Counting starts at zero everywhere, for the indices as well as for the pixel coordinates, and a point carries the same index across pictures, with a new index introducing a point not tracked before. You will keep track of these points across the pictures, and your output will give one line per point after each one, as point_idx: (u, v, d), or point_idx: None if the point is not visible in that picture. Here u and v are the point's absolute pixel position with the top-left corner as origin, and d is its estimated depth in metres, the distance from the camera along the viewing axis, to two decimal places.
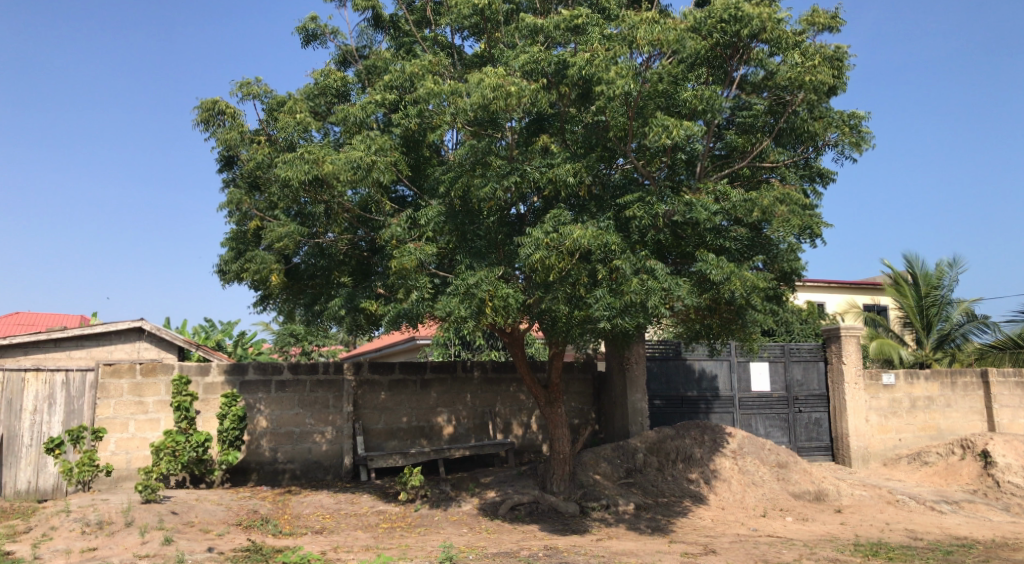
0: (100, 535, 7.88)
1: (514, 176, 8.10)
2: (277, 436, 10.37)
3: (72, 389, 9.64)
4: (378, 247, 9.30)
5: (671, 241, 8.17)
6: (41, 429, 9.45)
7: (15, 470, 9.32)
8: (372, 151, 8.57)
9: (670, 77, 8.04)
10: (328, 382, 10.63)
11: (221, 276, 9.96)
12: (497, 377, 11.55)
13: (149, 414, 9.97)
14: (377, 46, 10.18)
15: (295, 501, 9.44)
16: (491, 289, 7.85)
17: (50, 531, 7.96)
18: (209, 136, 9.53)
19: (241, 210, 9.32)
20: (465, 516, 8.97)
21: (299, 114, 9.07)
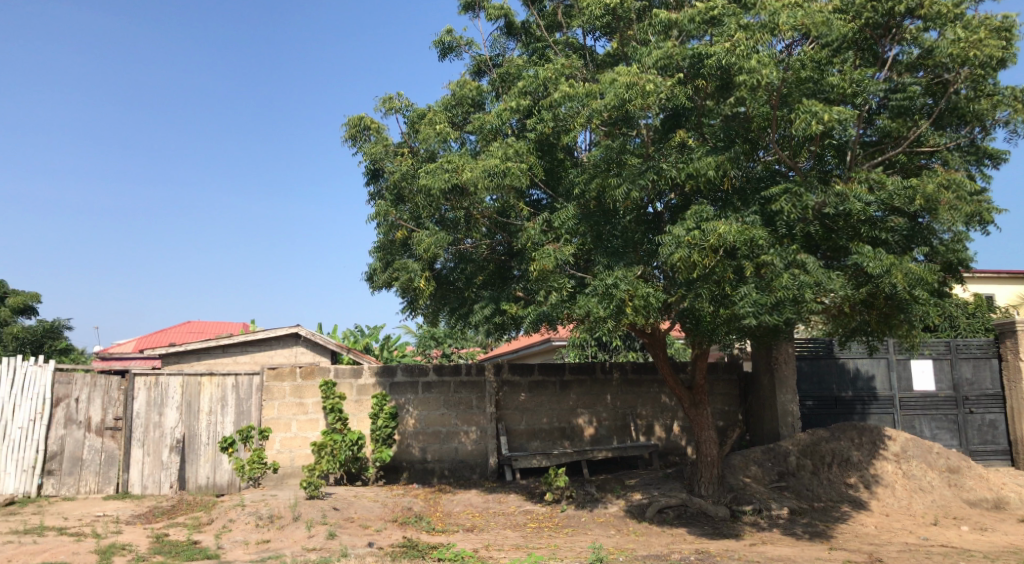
0: (272, 528, 8.47)
1: (650, 173, 7.99)
2: (425, 435, 10.75)
3: (241, 391, 10.41)
4: (516, 251, 9.40)
5: (821, 234, 7.80)
6: (216, 429, 10.25)
7: (196, 467, 10.14)
8: (508, 157, 8.67)
9: (814, 62, 7.66)
10: (471, 383, 10.90)
11: (370, 284, 10.44)
12: (638, 378, 11.46)
13: (309, 415, 10.51)
14: (510, 53, 10.31)
15: (446, 499, 9.77)
16: (631, 289, 7.82)
17: (229, 523, 8.64)
18: (356, 151, 10.02)
19: (387, 220, 9.63)
20: (612, 517, 8.95)
21: (438, 125, 9.34)
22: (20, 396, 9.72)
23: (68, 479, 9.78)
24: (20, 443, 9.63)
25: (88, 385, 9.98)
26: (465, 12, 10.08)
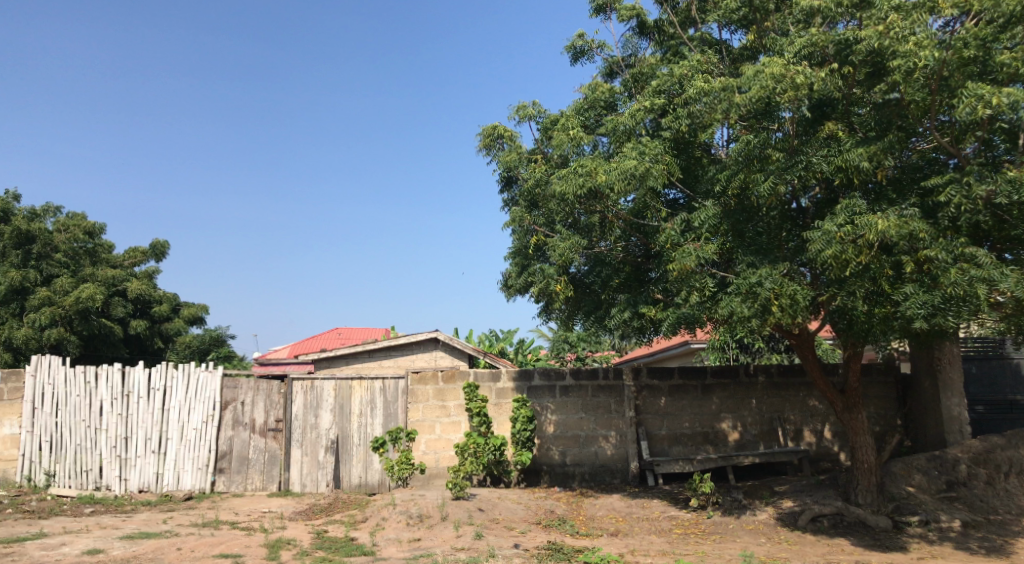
0: (422, 527, 8.78)
1: (798, 167, 7.70)
2: (564, 439, 10.74)
3: (388, 395, 10.81)
4: (653, 252, 9.19)
5: (992, 224, 7.18)
6: (366, 431, 10.75)
7: (349, 467, 10.69)
8: (644, 157, 8.52)
9: (978, 40, 7.09)
10: (609, 387, 10.83)
11: (505, 291, 10.47)
12: (785, 382, 11.03)
13: (452, 417, 10.78)
14: (643, 53, 10.19)
15: (588, 503, 9.76)
16: (777, 287, 7.57)
17: (382, 521, 9.02)
18: (490, 160, 10.21)
19: (523, 227, 9.74)
20: (762, 525, 8.64)
21: (571, 130, 9.31)
22: (195, 399, 10.55)
23: (237, 477, 10.54)
24: (196, 442, 10.46)
25: (252, 389, 10.75)
26: (596, 15, 10.08)
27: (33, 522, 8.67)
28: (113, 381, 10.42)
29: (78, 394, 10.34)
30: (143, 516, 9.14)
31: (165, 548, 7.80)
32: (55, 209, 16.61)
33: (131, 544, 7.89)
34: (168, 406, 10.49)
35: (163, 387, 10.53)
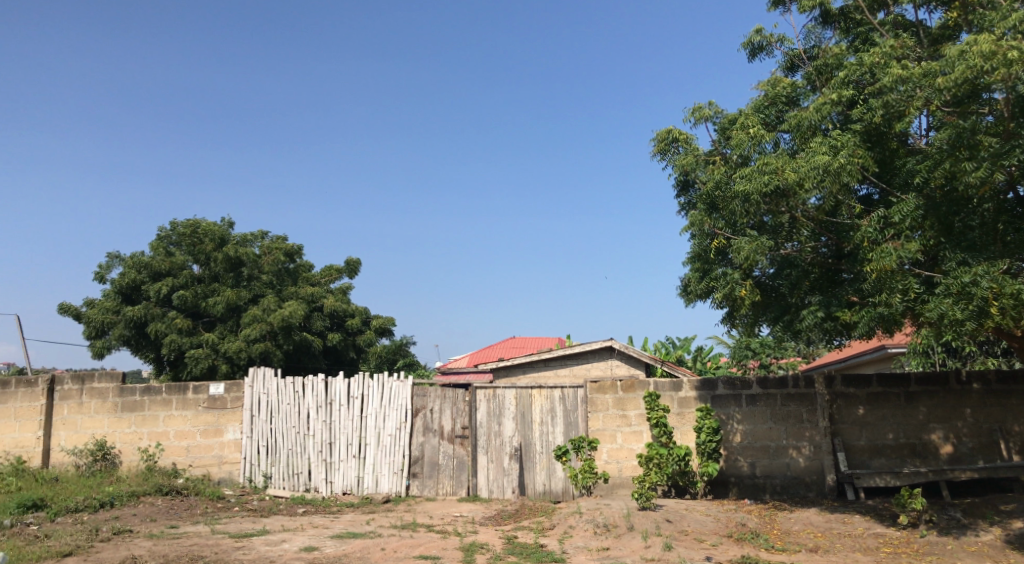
0: (610, 536, 8.74)
1: (1015, 152, 6.95)
2: (753, 450, 10.33)
3: (568, 403, 10.91)
4: (846, 251, 8.69)
5: None
6: (548, 438, 10.92)
7: (533, 474, 10.91)
8: (836, 152, 8.08)
9: None
10: (800, 396, 10.31)
11: (684, 296, 10.11)
12: (1005, 389, 10.07)
13: (633, 427, 10.66)
14: (827, 43, 9.65)
15: (783, 517, 9.33)
16: (997, 286, 6.89)
17: (570, 529, 9.10)
18: (665, 164, 10.04)
19: (703, 230, 9.49)
20: (986, 547, 7.86)
21: (752, 128, 9.00)
22: (389, 407, 11.20)
23: (429, 481, 11.05)
24: (391, 448, 11.09)
25: (440, 397, 11.23)
26: (775, 8, 9.68)
27: (256, 519, 9.57)
28: (317, 390, 11.29)
29: (288, 402, 11.29)
30: (349, 517, 9.82)
31: (371, 548, 8.33)
32: (261, 233, 18.30)
33: (342, 543, 8.50)
34: (365, 413, 11.20)
35: (360, 395, 11.26)
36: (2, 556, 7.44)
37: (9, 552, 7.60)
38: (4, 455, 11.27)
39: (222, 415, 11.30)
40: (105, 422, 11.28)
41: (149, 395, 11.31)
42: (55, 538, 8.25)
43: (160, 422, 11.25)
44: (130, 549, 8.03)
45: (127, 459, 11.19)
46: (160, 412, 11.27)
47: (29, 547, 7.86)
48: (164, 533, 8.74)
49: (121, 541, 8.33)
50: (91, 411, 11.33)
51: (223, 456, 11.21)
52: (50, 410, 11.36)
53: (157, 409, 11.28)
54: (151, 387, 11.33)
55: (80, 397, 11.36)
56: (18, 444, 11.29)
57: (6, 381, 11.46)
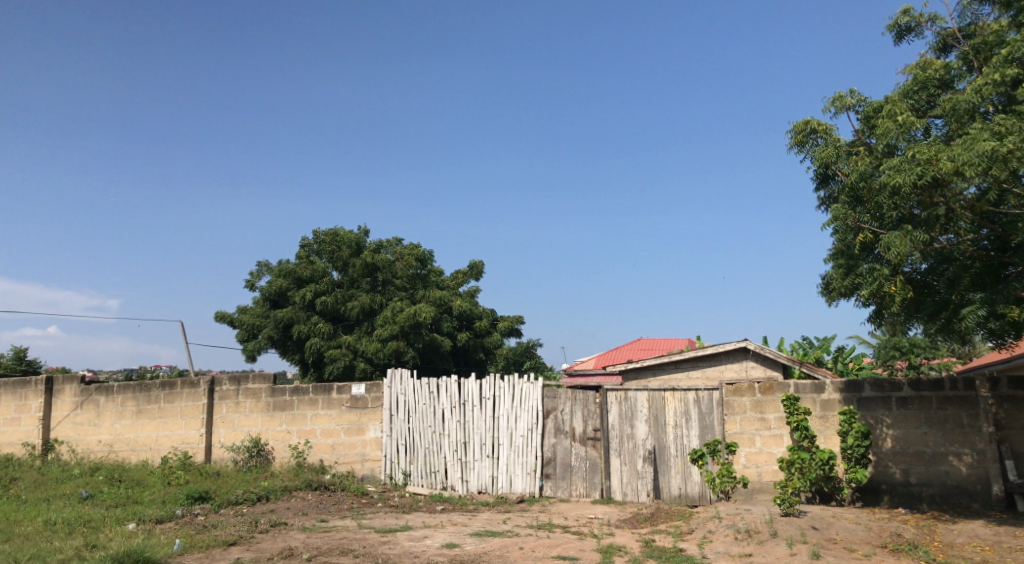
0: (753, 542, 8.47)
1: None
2: (906, 457, 9.73)
3: (702, 406, 10.68)
4: (1012, 243, 8.06)
5: None
6: (683, 442, 10.73)
7: (668, 477, 10.74)
8: (1000, 137, 7.51)
9: None
10: (959, 399, 9.62)
11: (826, 294, 9.68)
12: None
13: (772, 430, 10.29)
14: (985, 19, 8.96)
15: (943, 528, 8.74)
16: None
17: (710, 534, 8.88)
18: (803, 157, 9.64)
19: (846, 224, 9.08)
20: None
21: (900, 115, 8.51)
22: (520, 408, 11.34)
23: (562, 483, 11.10)
24: (523, 448, 11.23)
25: (570, 399, 11.26)
26: None
27: (399, 515, 9.94)
28: (451, 391, 11.59)
29: (424, 401, 11.66)
30: (486, 516, 10.03)
31: (510, 547, 8.47)
32: (396, 241, 19.02)
33: (481, 541, 8.69)
34: (498, 414, 11.40)
35: (492, 396, 11.47)
36: (177, 542, 8.11)
37: (182, 540, 8.27)
38: (172, 450, 12.25)
39: (364, 414, 11.81)
40: (259, 420, 12.06)
41: (298, 395, 11.99)
42: (220, 527, 8.91)
43: (308, 421, 11.90)
44: (287, 541, 8.55)
45: (279, 455, 11.90)
46: (308, 412, 11.92)
47: (199, 535, 8.53)
48: (316, 526, 9.24)
49: (278, 533, 8.89)
50: (246, 410, 12.14)
51: (366, 454, 11.72)
52: (211, 409, 12.26)
53: (305, 408, 11.94)
54: (299, 388, 12.00)
55: (236, 397, 12.20)
56: (184, 441, 12.25)
57: (172, 382, 12.46)
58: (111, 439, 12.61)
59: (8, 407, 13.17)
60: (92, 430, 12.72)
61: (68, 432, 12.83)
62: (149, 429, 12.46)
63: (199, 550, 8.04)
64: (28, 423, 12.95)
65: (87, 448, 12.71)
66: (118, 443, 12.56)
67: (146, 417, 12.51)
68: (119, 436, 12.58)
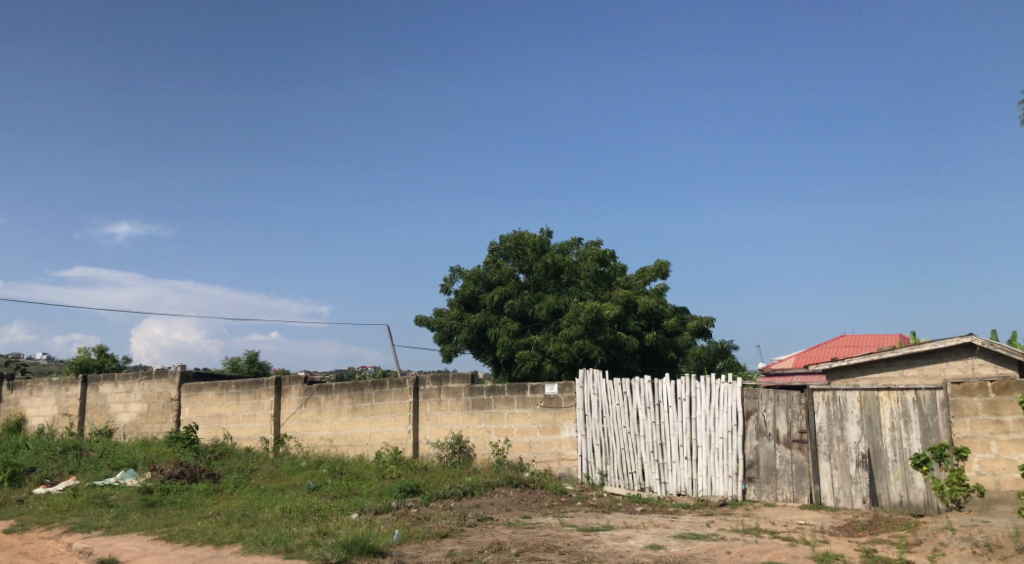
0: (995, 558, 7.65)
1: None
2: None
3: (924, 408, 9.85)
4: None
5: None
6: (902, 446, 9.94)
7: (886, 483, 9.99)
8: None
9: None
10: None
11: None
12: None
13: (1011, 435, 9.20)
14: None
15: None
16: None
17: (941, 546, 8.13)
18: None
19: None
20: None
21: None
22: (718, 409, 11.00)
23: (767, 486, 10.63)
24: (723, 450, 10.88)
25: (772, 400, 10.76)
26: None
27: (599, 515, 10.00)
28: (645, 392, 11.47)
29: (618, 402, 11.63)
30: (687, 518, 9.83)
31: (717, 550, 8.24)
32: (579, 241, 19.16)
33: (686, 544, 8.53)
34: (695, 415, 11.13)
35: (688, 397, 11.22)
36: (396, 533, 8.65)
37: (400, 530, 8.83)
38: (384, 445, 13.13)
39: (558, 414, 12.00)
40: (460, 418, 12.61)
41: (495, 394, 12.41)
42: (433, 520, 9.42)
43: (505, 419, 12.29)
44: (494, 535, 8.87)
45: (480, 452, 12.37)
46: (505, 410, 12.30)
47: (415, 527, 9.07)
48: (520, 522, 9.51)
49: (486, 527, 9.24)
50: (448, 408, 12.75)
51: (562, 452, 11.89)
52: (416, 407, 13.00)
53: (502, 407, 12.33)
54: (496, 387, 12.42)
55: (439, 396, 12.85)
56: (394, 437, 13.08)
57: (382, 382, 13.35)
58: (332, 434, 13.72)
59: (246, 405, 14.56)
60: (315, 426, 13.90)
61: (295, 428, 14.09)
62: (364, 425, 13.43)
63: (416, 541, 8.54)
64: (262, 419, 14.34)
65: (311, 442, 13.89)
66: (338, 439, 13.64)
67: (360, 414, 13.51)
68: (338, 432, 13.66)
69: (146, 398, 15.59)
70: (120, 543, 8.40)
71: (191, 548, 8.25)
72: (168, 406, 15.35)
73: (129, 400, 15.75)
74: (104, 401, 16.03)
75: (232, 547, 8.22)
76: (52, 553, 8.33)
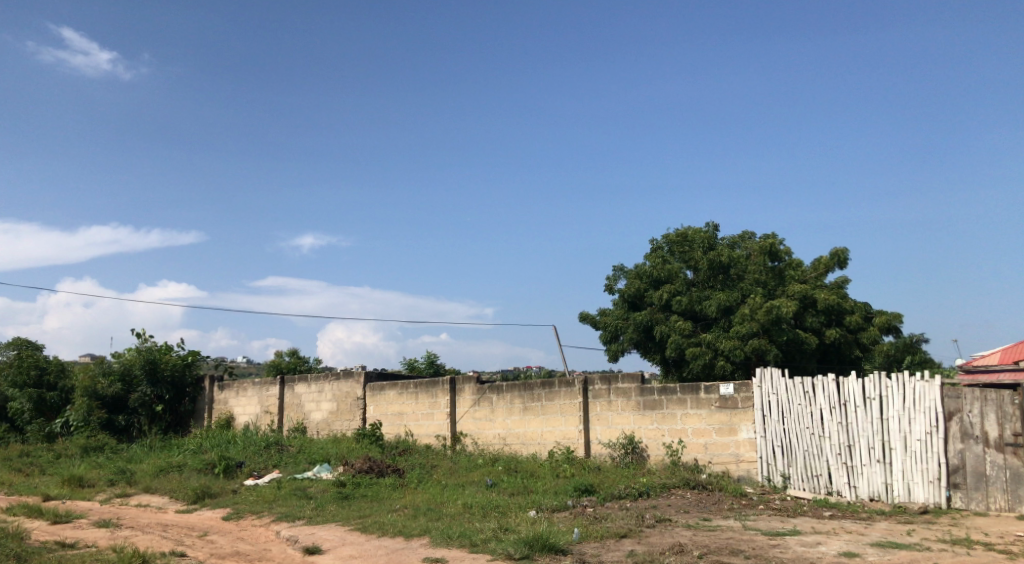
0: None
1: None
2: None
3: None
4: None
5: None
6: None
7: None
8: None
9: None
10: None
11: None
12: None
13: None
14: None
15: None
16: None
17: None
18: None
19: None
20: None
21: None
22: (914, 410, 10.15)
23: (976, 494, 9.73)
24: (922, 454, 10.02)
25: (978, 399, 9.85)
26: None
27: (785, 519, 9.55)
28: (829, 391, 10.80)
29: (800, 402, 11.02)
30: (885, 526, 9.17)
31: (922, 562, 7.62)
32: (750, 235, 18.42)
33: (886, 553, 7.95)
34: (887, 417, 10.32)
35: (878, 396, 10.42)
36: (575, 531, 8.72)
37: (579, 529, 8.88)
38: (556, 445, 13.27)
39: (735, 414, 11.57)
40: (632, 419, 12.49)
41: (667, 394, 12.19)
42: (610, 520, 9.40)
43: (678, 421, 12.03)
44: (675, 537, 8.71)
45: (654, 453, 12.20)
46: (678, 411, 12.05)
47: (594, 526, 9.09)
48: (700, 524, 9.28)
49: (665, 529, 9.10)
50: (619, 408, 12.67)
51: (740, 454, 11.46)
52: (587, 407, 13.04)
53: (675, 408, 12.08)
54: (667, 387, 12.20)
55: (609, 396, 12.81)
56: (566, 436, 13.18)
57: (552, 382, 13.50)
58: (505, 433, 14.05)
59: (424, 403, 15.24)
60: (489, 424, 14.29)
61: (470, 425, 14.57)
62: (535, 424, 13.64)
63: (595, 540, 8.56)
64: (439, 417, 14.96)
65: (486, 440, 14.30)
66: (511, 437, 13.95)
67: (531, 413, 13.73)
68: (511, 430, 13.97)
69: (335, 397, 16.73)
70: (322, 533, 9.06)
71: (384, 539, 8.75)
72: (354, 405, 16.39)
73: (320, 399, 16.95)
74: (299, 400, 17.37)
75: (421, 539, 8.63)
76: (264, 539, 9.14)
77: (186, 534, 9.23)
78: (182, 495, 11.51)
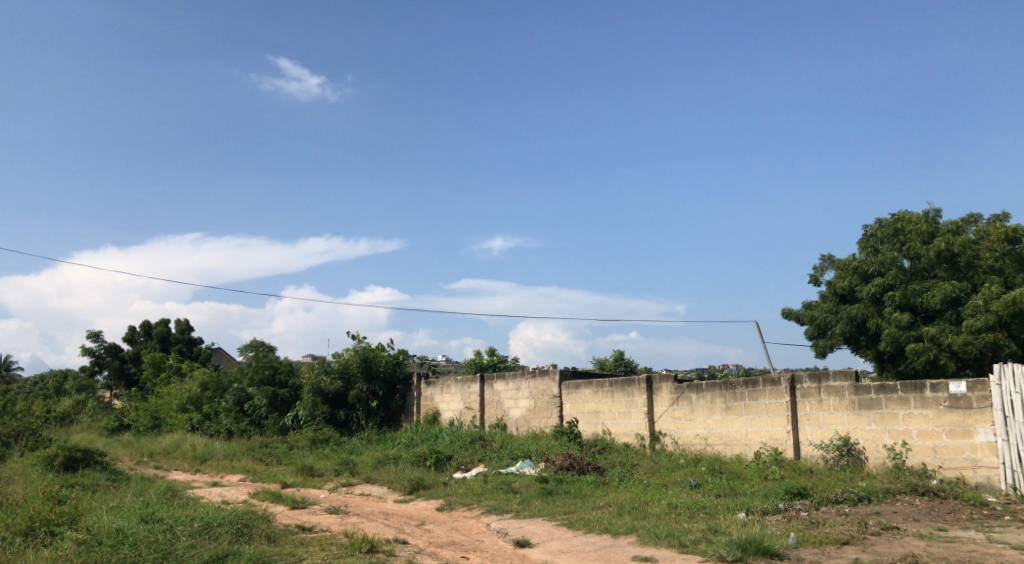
0: None
1: None
2: None
3: None
4: None
5: None
6: None
7: None
8: None
9: None
10: None
11: None
12: None
13: None
14: None
15: None
16: None
17: None
18: None
19: None
20: None
21: None
22: None
23: None
24: None
25: None
26: None
27: None
28: None
29: None
30: None
31: None
32: (976, 217, 16.62)
33: None
34: None
35: None
36: (791, 535, 8.25)
37: (795, 533, 8.40)
38: (763, 446, 12.68)
39: (969, 415, 10.46)
40: (846, 419, 11.66)
41: (886, 393, 11.25)
42: (829, 525, 8.81)
43: (900, 421, 11.06)
44: (906, 547, 7.99)
45: (874, 456, 11.31)
46: (899, 411, 11.08)
47: (811, 531, 8.56)
48: (935, 534, 8.46)
49: (893, 537, 8.38)
50: (831, 408, 11.87)
51: (977, 460, 10.33)
52: (795, 406, 12.35)
53: (896, 407, 11.12)
54: (886, 385, 11.26)
55: (819, 395, 12.04)
56: (772, 437, 12.56)
57: (755, 381, 12.91)
58: (706, 433, 13.63)
59: (621, 402, 15.16)
60: (689, 424, 13.92)
61: (670, 425, 14.28)
62: (738, 424, 13.12)
63: (814, 546, 8.06)
64: (637, 416, 14.82)
65: (687, 440, 13.95)
66: (712, 438, 13.52)
67: (734, 413, 13.22)
68: (713, 431, 13.53)
69: (532, 394, 17.11)
70: (530, 526, 9.29)
71: (590, 535, 8.80)
72: (552, 402, 16.67)
73: (519, 396, 17.39)
74: (499, 397, 17.94)
75: (628, 537, 8.58)
76: (476, 530, 9.52)
77: (406, 522, 9.83)
78: (398, 486, 12.29)
